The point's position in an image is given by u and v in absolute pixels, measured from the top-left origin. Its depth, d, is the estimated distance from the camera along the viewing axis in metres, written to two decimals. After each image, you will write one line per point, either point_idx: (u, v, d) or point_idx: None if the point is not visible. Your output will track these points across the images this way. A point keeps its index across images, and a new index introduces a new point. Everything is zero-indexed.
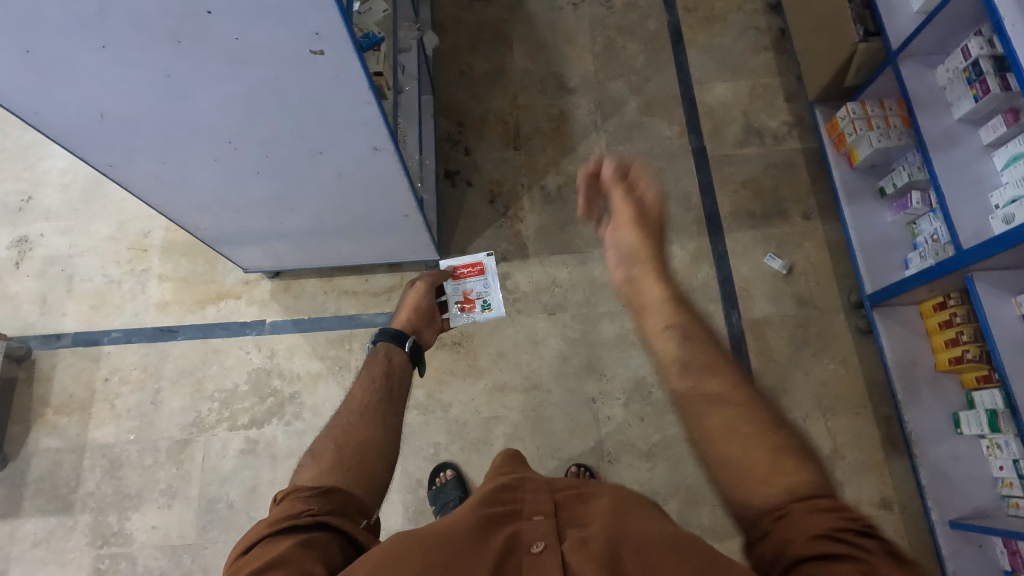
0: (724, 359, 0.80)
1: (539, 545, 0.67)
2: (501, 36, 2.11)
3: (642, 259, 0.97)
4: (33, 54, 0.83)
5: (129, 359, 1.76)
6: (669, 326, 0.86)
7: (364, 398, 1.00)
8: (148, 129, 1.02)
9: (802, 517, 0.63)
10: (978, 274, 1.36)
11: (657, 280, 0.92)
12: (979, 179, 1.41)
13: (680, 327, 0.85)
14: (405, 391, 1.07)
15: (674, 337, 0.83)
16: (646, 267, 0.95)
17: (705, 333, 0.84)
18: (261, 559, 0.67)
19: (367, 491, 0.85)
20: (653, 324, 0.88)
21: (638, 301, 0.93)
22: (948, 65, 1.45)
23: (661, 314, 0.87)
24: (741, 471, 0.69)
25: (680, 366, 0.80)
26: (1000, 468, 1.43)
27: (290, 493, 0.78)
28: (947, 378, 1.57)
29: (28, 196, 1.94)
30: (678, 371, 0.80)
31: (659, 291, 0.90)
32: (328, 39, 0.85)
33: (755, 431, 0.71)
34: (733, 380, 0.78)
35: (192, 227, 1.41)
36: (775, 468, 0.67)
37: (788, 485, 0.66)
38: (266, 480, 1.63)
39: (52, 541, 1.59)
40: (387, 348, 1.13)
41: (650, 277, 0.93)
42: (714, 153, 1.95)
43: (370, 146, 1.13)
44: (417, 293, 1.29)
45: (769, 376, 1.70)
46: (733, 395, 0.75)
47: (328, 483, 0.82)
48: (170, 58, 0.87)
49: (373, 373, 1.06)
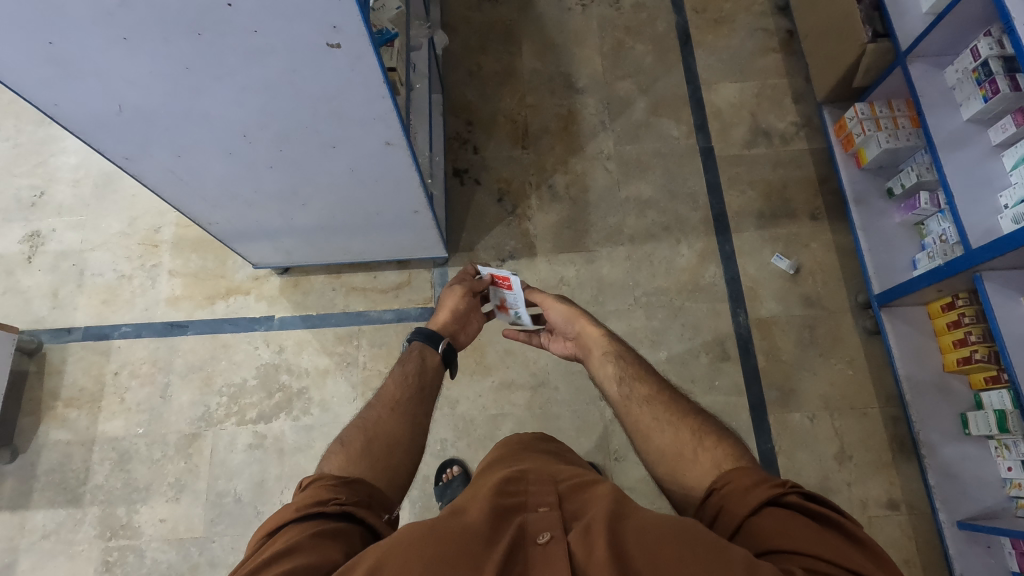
0: (688, 413, 0.92)
1: (544, 536, 0.66)
2: (510, 36, 2.13)
3: (612, 358, 1.05)
4: (56, 46, 0.85)
5: (138, 353, 1.77)
6: (644, 401, 0.95)
7: (394, 394, 1.00)
8: (165, 123, 1.03)
9: (737, 499, 0.74)
10: (987, 274, 1.36)
11: (602, 343, 1.09)
12: (988, 179, 1.41)
13: (627, 377, 1.00)
14: (436, 393, 1.06)
15: (651, 411, 0.93)
16: (617, 364, 1.04)
17: (665, 397, 0.95)
18: (283, 543, 0.68)
19: (389, 485, 0.85)
20: (630, 412, 0.96)
21: (615, 397, 1.00)
22: (957, 66, 1.46)
23: (638, 396, 0.96)
24: (727, 492, 0.75)
25: (665, 431, 0.90)
26: (1008, 469, 1.44)
27: (316, 480, 0.79)
28: (954, 379, 1.58)
29: (41, 191, 1.96)
30: (664, 437, 0.89)
31: (632, 387, 0.98)
32: (345, 32, 0.86)
33: (689, 436, 0.87)
34: (703, 427, 0.89)
35: (204, 222, 1.42)
36: (706, 457, 0.83)
37: (717, 467, 0.81)
38: (273, 475, 1.64)
39: (62, 533, 1.60)
40: (422, 347, 1.11)
41: (616, 377, 1.02)
42: (722, 153, 1.95)
43: (382, 140, 1.14)
44: (453, 300, 1.22)
45: (776, 375, 1.70)
46: (671, 417, 0.91)
47: (353, 474, 0.83)
48: (188, 51, 0.88)
49: (407, 369, 1.06)
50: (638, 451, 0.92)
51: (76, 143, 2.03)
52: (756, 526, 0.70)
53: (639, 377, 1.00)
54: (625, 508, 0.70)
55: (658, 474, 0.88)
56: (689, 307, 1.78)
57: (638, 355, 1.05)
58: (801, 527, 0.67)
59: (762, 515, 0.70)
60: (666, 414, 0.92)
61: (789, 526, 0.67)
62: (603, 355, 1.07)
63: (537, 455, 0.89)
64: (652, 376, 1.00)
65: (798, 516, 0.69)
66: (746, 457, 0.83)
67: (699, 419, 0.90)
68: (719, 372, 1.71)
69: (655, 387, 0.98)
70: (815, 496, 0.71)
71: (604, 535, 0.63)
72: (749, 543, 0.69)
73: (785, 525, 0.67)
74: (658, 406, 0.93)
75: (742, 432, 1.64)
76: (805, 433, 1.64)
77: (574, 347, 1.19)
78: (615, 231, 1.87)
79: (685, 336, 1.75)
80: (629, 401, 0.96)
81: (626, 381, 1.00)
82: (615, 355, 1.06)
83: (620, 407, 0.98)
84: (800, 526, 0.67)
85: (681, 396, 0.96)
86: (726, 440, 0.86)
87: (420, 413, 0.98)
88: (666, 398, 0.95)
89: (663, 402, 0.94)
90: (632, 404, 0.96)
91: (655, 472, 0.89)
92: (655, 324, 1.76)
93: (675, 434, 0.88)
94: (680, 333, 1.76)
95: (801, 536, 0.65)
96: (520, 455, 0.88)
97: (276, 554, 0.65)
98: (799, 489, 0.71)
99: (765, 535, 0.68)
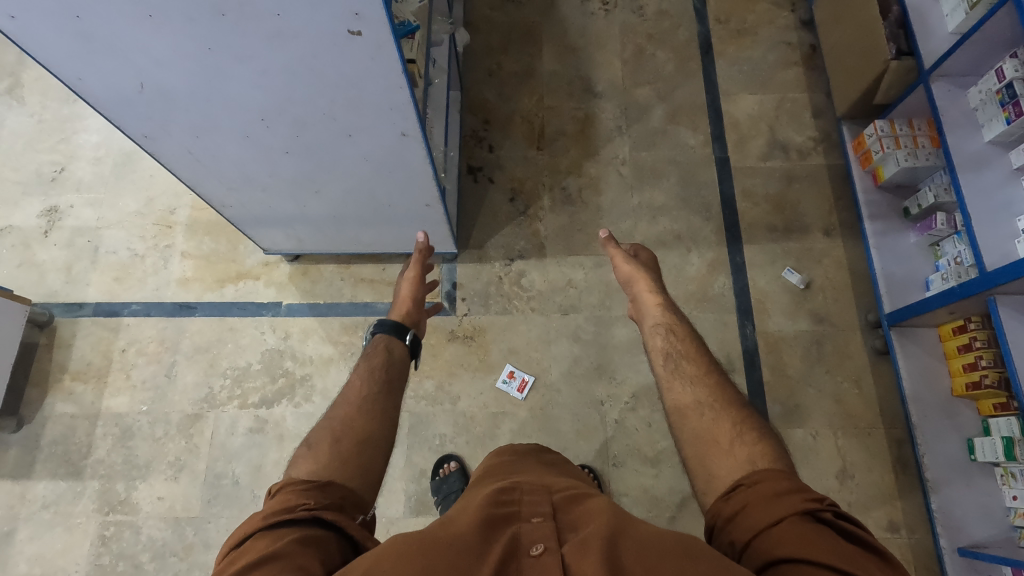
0: (738, 398, 0.93)
1: (538, 547, 0.65)
2: (532, 38, 2.13)
3: (664, 328, 1.07)
4: (82, 20, 0.86)
5: (147, 331, 1.79)
6: (694, 379, 0.96)
7: (361, 390, 0.99)
8: (186, 103, 1.05)
9: (764, 502, 0.73)
10: (1001, 297, 1.34)
11: (656, 312, 1.12)
12: (1006, 203, 1.39)
13: (674, 353, 1.01)
14: (404, 384, 1.06)
15: (700, 388, 0.94)
16: (668, 335, 1.05)
17: (715, 376, 0.96)
18: (255, 552, 0.67)
19: (363, 485, 0.85)
20: (678, 385, 0.96)
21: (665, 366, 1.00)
22: (982, 87, 1.44)
23: (689, 368, 0.98)
24: (756, 494, 0.74)
25: (708, 412, 0.90)
26: (1014, 498, 1.41)
27: (285, 487, 0.79)
28: (962, 404, 1.55)
29: (62, 167, 1.99)
30: (705, 417, 0.90)
31: (680, 361, 0.99)
32: (367, 20, 0.87)
33: (728, 426, 0.87)
34: (747, 417, 0.89)
35: (218, 205, 1.44)
36: (741, 450, 0.83)
37: (751, 463, 0.81)
38: (272, 460, 1.65)
39: (61, 504, 1.62)
40: (387, 339, 1.13)
41: (665, 350, 1.03)
42: (737, 164, 1.94)
43: (398, 131, 1.15)
44: (410, 285, 1.28)
45: (780, 389, 1.69)
46: (714, 403, 0.91)
47: (324, 477, 0.82)
48: (212, 31, 0.89)
49: (373, 365, 1.06)
50: (677, 429, 0.92)
51: (99, 121, 2.06)
52: (774, 531, 0.68)
53: (690, 350, 1.01)
54: (619, 522, 0.69)
55: (687, 456, 0.89)
56: (697, 316, 1.77)
57: (693, 336, 1.05)
58: (827, 541, 0.65)
59: (785, 521, 0.69)
60: (708, 399, 0.92)
61: (813, 537, 0.65)
62: (656, 325, 1.09)
63: (532, 464, 0.90)
64: (702, 358, 1.00)
65: (827, 530, 0.67)
66: (783, 460, 0.82)
67: (744, 412, 0.90)
68: None
69: (704, 365, 0.98)
70: (847, 517, 0.69)
71: (599, 548, 0.62)
72: (766, 550, 0.67)
73: (809, 536, 0.66)
74: (703, 389, 0.94)
75: None
76: (808, 450, 1.63)
77: (636, 311, 1.19)
78: (626, 236, 1.87)
79: None
80: (673, 376, 0.98)
81: (673, 356, 1.01)
82: (668, 329, 1.07)
83: (667, 379, 0.98)
84: (828, 541, 0.65)
85: (728, 384, 0.95)
86: (766, 440, 0.84)
87: (390, 406, 0.98)
88: (712, 382, 0.95)
89: (707, 385, 0.94)
90: (675, 380, 0.97)
91: (683, 453, 0.90)
92: None
93: (714, 421, 0.88)
94: None
95: (827, 550, 0.63)
96: (515, 466, 0.88)
97: (254, 561, 0.64)
98: (834, 508, 0.70)
99: (784, 541, 0.66)
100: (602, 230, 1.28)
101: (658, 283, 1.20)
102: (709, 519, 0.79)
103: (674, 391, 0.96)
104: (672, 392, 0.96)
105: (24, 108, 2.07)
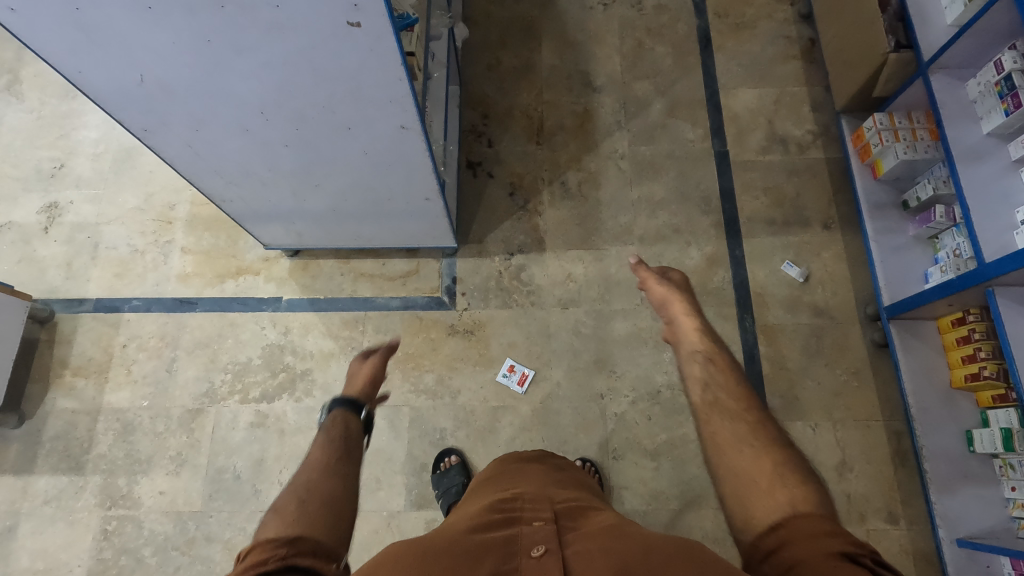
0: (781, 436, 0.88)
1: (539, 549, 0.66)
2: (531, 33, 2.13)
3: (703, 358, 1.04)
4: (82, 13, 0.86)
5: (147, 327, 1.79)
6: (734, 412, 0.92)
7: (322, 458, 0.97)
8: (185, 96, 1.05)
9: (804, 544, 0.69)
10: (1000, 288, 1.34)
11: (694, 340, 1.10)
12: (1005, 195, 1.39)
13: (713, 384, 0.98)
14: (361, 451, 1.05)
15: (739, 422, 0.90)
16: (706, 364, 1.02)
17: (757, 412, 0.92)
18: None
19: (336, 536, 0.82)
20: (717, 417, 0.92)
21: (704, 396, 0.97)
22: (980, 79, 1.45)
23: (728, 399, 0.94)
24: (794, 533, 0.71)
25: (748, 447, 0.86)
26: (1012, 489, 1.42)
27: (253, 546, 0.75)
28: (961, 396, 1.55)
29: (61, 163, 1.99)
30: (745, 452, 0.85)
31: (720, 393, 0.96)
32: (366, 11, 0.87)
33: (768, 464, 0.83)
34: (790, 457, 0.84)
35: (218, 199, 1.44)
36: (780, 487, 0.79)
37: (791, 503, 0.76)
38: (273, 454, 1.65)
39: (63, 499, 1.62)
40: (344, 415, 1.12)
41: (704, 380, 1.00)
42: (736, 158, 1.95)
43: (397, 124, 1.15)
44: (372, 366, 1.30)
45: (780, 382, 1.69)
46: (753, 438, 0.87)
47: (293, 531, 0.79)
48: (211, 23, 0.89)
49: (332, 435, 1.04)
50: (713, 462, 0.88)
51: (98, 117, 2.06)
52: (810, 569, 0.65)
53: (730, 383, 0.98)
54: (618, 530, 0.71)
55: (722, 491, 0.84)
56: None
57: (732, 367, 1.02)
58: None
59: (822, 560, 0.65)
60: (749, 434, 0.88)
61: None
62: (694, 353, 1.07)
63: (534, 479, 0.92)
64: (741, 391, 0.96)
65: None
66: (827, 505, 0.77)
67: (786, 452, 0.85)
68: None
69: (745, 399, 0.94)
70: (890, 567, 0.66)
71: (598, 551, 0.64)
72: None
73: None
74: (742, 424, 0.89)
75: None
76: (807, 442, 1.63)
77: (670, 335, 1.17)
78: (626, 230, 1.87)
79: None
80: (711, 408, 0.94)
81: (711, 387, 0.98)
82: (706, 358, 1.05)
83: (705, 410, 0.95)
84: None
85: (770, 420, 0.91)
86: (810, 482, 0.79)
87: (352, 470, 0.97)
88: (753, 419, 0.91)
89: (746, 421, 0.90)
90: (712, 412, 0.93)
91: (719, 488, 0.85)
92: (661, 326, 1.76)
93: (753, 457, 0.84)
94: None
95: None
96: (517, 482, 0.91)
97: None
98: (876, 556, 0.66)
99: None
100: (632, 256, 1.32)
101: (697, 311, 1.18)
102: (744, 558, 0.75)
103: (710, 422, 0.92)
104: (709, 423, 0.92)
105: (24, 105, 2.07)
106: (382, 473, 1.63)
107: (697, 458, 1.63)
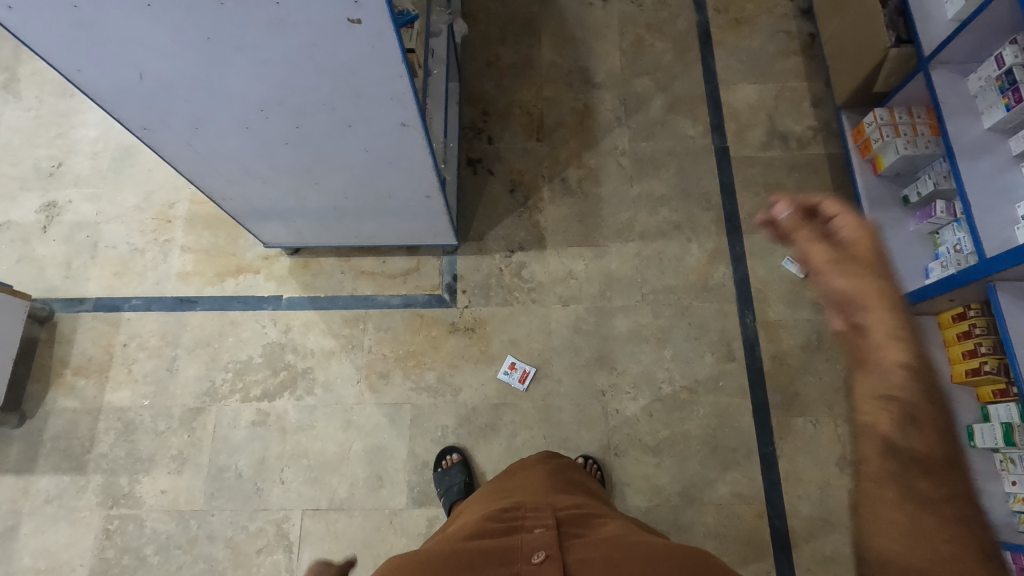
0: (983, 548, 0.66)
1: (539, 555, 0.70)
2: (530, 29, 2.13)
3: (907, 408, 0.74)
4: (80, 10, 0.86)
5: (147, 326, 1.79)
6: (928, 499, 0.69)
7: None
8: (185, 94, 1.05)
9: None
10: (1001, 283, 1.34)
11: (897, 368, 0.76)
12: (1006, 190, 1.39)
13: (907, 449, 0.72)
14: None
15: (929, 514, 0.68)
16: (902, 423, 0.74)
17: (956, 507, 0.69)
18: None
19: None
20: (899, 496, 0.70)
21: (883, 459, 0.73)
22: (981, 74, 1.44)
23: (914, 478, 0.71)
24: None
25: (934, 550, 0.66)
26: (1013, 483, 1.41)
27: None
28: (962, 391, 1.55)
29: (59, 162, 1.98)
30: (921, 554, 0.66)
31: (907, 466, 0.72)
32: (366, 7, 0.87)
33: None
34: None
35: (218, 198, 1.44)
36: None
37: None
38: (275, 453, 1.65)
39: (64, 499, 1.62)
40: None
41: (895, 438, 0.73)
42: (737, 154, 1.94)
43: (398, 121, 1.14)
44: None
45: (781, 378, 1.70)
46: (946, 544, 0.66)
47: None
48: (213, 22, 0.89)
49: None
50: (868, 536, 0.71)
51: (96, 116, 2.05)
52: None
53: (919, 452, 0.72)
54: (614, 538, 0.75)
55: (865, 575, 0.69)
56: (697, 306, 1.77)
57: (948, 439, 0.73)
58: None
59: None
60: (939, 536, 0.67)
61: None
62: (890, 388, 0.76)
63: (534, 484, 0.96)
64: (947, 473, 0.71)
65: None
66: None
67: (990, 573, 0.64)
68: (724, 373, 1.70)
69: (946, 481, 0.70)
70: None
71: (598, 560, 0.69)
72: None
73: None
74: (931, 520, 0.68)
75: (742, 433, 1.64)
76: (809, 438, 1.64)
77: (849, 340, 0.82)
78: (626, 226, 1.87)
79: (691, 336, 1.74)
80: (885, 481, 0.72)
81: (904, 451, 0.72)
82: (910, 405, 0.74)
83: (877, 474, 0.73)
84: None
85: (975, 516, 0.68)
86: None
87: None
88: (954, 517, 0.68)
89: (938, 514, 0.68)
90: (889, 484, 0.71)
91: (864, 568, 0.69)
92: (662, 322, 1.76)
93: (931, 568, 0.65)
94: (686, 333, 1.75)
95: None
96: (517, 489, 0.95)
97: None
98: None
99: None
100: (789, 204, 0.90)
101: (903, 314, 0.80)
102: None
103: (886, 496, 0.71)
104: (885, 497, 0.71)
105: (21, 103, 2.06)
106: (384, 470, 1.64)
107: (699, 455, 1.63)
